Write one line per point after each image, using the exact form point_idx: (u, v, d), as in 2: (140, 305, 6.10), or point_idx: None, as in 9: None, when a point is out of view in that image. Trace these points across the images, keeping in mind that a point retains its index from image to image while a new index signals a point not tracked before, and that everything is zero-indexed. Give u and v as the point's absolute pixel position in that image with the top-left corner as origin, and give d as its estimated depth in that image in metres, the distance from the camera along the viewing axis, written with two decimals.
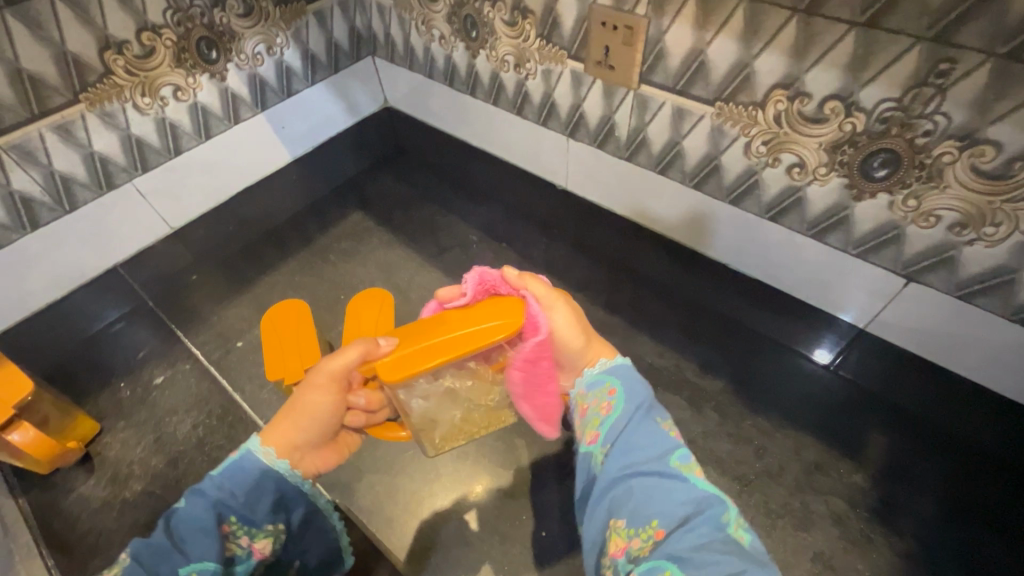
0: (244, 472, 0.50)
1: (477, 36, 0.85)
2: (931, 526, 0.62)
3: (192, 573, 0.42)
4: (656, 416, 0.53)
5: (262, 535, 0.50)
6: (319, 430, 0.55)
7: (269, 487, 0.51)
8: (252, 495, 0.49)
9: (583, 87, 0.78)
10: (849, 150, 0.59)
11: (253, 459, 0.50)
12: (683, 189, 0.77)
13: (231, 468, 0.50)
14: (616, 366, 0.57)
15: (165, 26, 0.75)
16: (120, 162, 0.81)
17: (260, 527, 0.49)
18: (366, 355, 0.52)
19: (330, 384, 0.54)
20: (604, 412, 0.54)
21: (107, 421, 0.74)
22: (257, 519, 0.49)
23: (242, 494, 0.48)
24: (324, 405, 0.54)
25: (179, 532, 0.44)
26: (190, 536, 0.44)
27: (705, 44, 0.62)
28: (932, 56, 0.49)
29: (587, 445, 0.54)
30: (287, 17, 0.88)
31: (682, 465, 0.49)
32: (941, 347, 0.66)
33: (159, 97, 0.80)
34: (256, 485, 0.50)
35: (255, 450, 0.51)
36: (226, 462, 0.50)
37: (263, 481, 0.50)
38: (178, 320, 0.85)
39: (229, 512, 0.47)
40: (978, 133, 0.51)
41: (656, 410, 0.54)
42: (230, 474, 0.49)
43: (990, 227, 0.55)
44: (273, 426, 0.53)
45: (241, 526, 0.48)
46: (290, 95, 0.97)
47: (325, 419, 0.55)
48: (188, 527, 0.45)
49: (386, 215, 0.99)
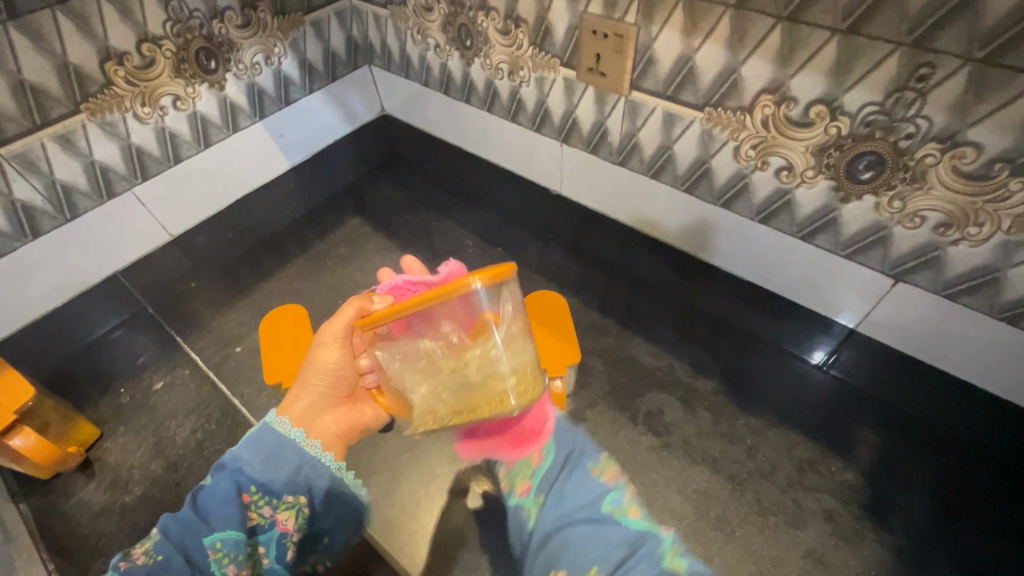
0: (262, 445, 0.51)
1: (471, 45, 0.87)
2: (920, 521, 0.62)
3: (215, 541, 0.44)
4: (588, 460, 0.55)
5: (284, 506, 0.49)
6: (323, 391, 0.58)
7: (286, 456, 0.51)
8: (270, 465, 0.50)
9: (576, 93, 0.79)
10: (835, 152, 0.60)
11: (269, 431, 0.52)
12: (675, 193, 0.79)
13: (250, 442, 0.51)
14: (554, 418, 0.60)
15: (165, 37, 0.77)
16: (120, 170, 0.82)
17: (281, 497, 0.49)
18: (360, 310, 0.58)
19: (333, 341, 0.58)
20: (534, 463, 0.57)
21: (106, 426, 0.75)
22: (278, 488, 0.49)
23: (259, 466, 0.49)
24: (329, 366, 0.58)
25: (202, 504, 0.46)
26: (211, 507, 0.46)
27: (693, 51, 0.63)
28: (912, 61, 0.50)
29: (519, 495, 0.56)
30: (285, 27, 0.90)
31: (614, 508, 0.50)
32: (929, 344, 0.68)
33: (159, 106, 0.81)
34: (273, 456, 0.51)
35: (273, 422, 0.53)
36: (245, 437, 0.52)
37: (279, 450, 0.51)
38: (177, 326, 0.85)
39: (248, 482, 0.48)
40: (958, 135, 0.52)
41: (589, 453, 0.56)
42: (249, 448, 0.51)
43: (974, 227, 0.57)
44: (286, 400, 0.57)
45: (262, 497, 0.48)
46: (288, 103, 0.98)
47: (331, 381, 0.59)
48: (209, 500, 0.47)
49: (383, 220, 1.00)
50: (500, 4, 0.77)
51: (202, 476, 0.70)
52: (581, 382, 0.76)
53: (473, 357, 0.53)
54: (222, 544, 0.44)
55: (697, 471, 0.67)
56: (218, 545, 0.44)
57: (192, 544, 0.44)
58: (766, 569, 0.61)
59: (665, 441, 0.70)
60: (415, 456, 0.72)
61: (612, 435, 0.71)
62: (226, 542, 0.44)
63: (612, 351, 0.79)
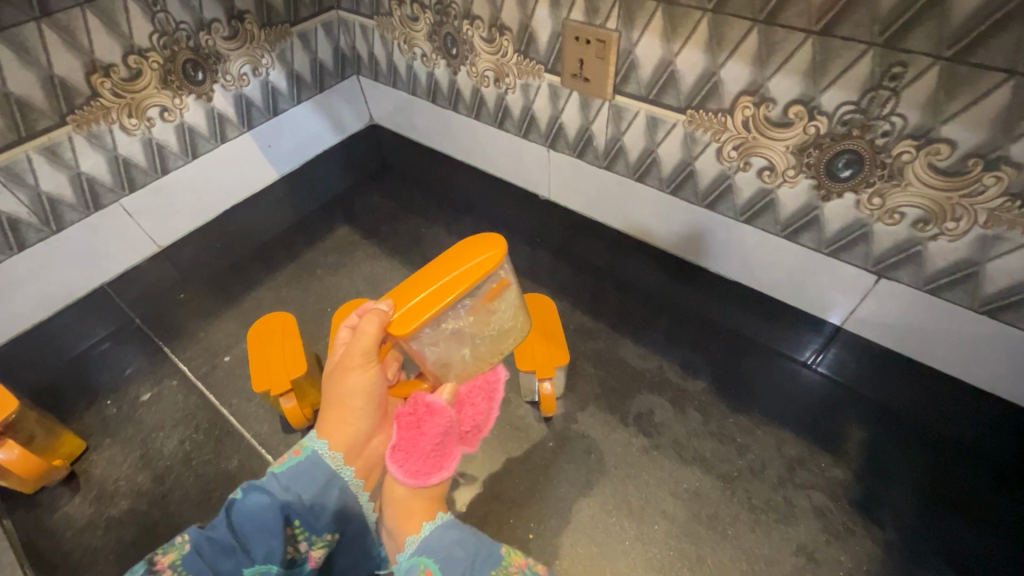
0: (309, 475, 0.56)
1: (457, 53, 0.88)
2: (909, 516, 0.63)
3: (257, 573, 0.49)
4: (486, 566, 0.52)
5: (318, 540, 0.55)
6: (371, 415, 0.59)
7: (332, 490, 0.57)
8: (315, 501, 0.55)
9: (561, 99, 0.80)
10: (815, 152, 0.61)
11: (319, 461, 0.57)
12: (660, 196, 0.80)
13: (297, 468, 0.56)
14: (427, 537, 0.55)
15: (152, 49, 0.77)
16: (107, 182, 0.82)
17: (319, 533, 0.55)
18: (382, 324, 0.53)
19: (365, 364, 0.56)
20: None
21: (92, 438, 0.74)
22: (318, 526, 0.55)
23: (306, 499, 0.55)
24: (369, 390, 0.58)
25: (244, 530, 0.50)
26: (256, 537, 0.50)
27: (673, 55, 0.65)
28: (885, 60, 0.52)
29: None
30: (272, 38, 0.90)
31: None
32: (912, 338, 0.70)
33: (146, 118, 0.82)
34: (322, 488, 0.57)
35: (322, 454, 0.57)
36: (291, 463, 0.56)
37: (328, 487, 0.57)
38: (165, 336, 0.84)
39: (294, 516, 0.53)
40: (932, 132, 0.53)
41: (484, 555, 0.53)
42: (297, 479, 0.55)
43: (951, 222, 0.58)
44: (331, 423, 0.58)
45: (303, 531, 0.54)
46: (276, 114, 0.99)
47: (375, 403, 0.59)
48: (255, 527, 0.51)
49: (371, 227, 1.00)
50: (485, 12, 0.79)
51: (190, 488, 0.69)
52: (571, 385, 0.76)
53: (497, 317, 0.59)
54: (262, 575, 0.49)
55: (688, 472, 0.67)
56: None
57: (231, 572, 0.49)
58: (758, 567, 0.61)
59: (656, 442, 0.70)
60: None
61: (603, 437, 0.71)
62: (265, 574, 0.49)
63: (602, 353, 0.79)
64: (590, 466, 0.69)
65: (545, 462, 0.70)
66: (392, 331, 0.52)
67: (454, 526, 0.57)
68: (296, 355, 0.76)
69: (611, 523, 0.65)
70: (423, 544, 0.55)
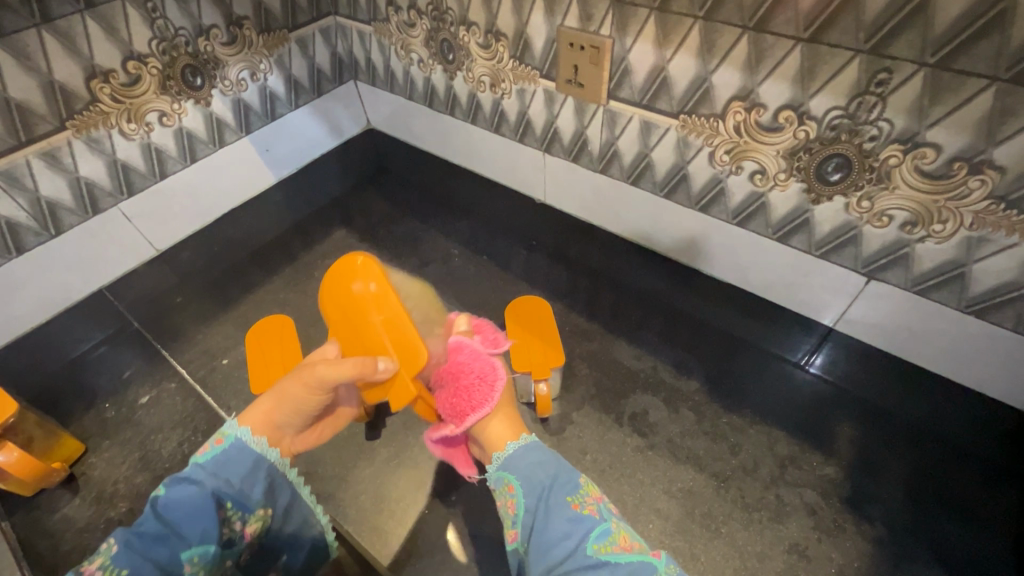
0: (237, 459, 0.56)
1: (454, 59, 0.89)
2: (898, 512, 0.64)
3: (193, 555, 0.48)
4: (561, 493, 0.56)
5: (254, 519, 0.55)
6: (298, 421, 0.63)
7: (260, 470, 0.57)
8: (243, 481, 0.55)
9: (556, 104, 0.81)
10: (804, 156, 0.63)
11: (243, 446, 0.57)
12: (655, 199, 0.81)
13: (223, 456, 0.56)
14: (512, 455, 0.60)
15: (151, 55, 0.78)
16: (106, 186, 0.83)
17: (254, 511, 0.55)
18: (371, 371, 0.63)
19: (317, 389, 0.61)
20: (511, 512, 0.57)
21: (91, 441, 0.74)
22: (248, 504, 0.55)
23: (234, 481, 0.54)
24: (302, 403, 0.62)
25: (175, 517, 0.49)
26: (188, 521, 0.49)
27: (666, 61, 0.66)
28: (871, 66, 0.53)
29: (511, 543, 0.57)
30: (270, 44, 0.91)
31: (600, 546, 0.51)
32: (901, 338, 0.71)
33: (145, 123, 0.82)
34: (251, 469, 0.57)
35: (245, 440, 0.58)
36: (215, 451, 0.56)
37: (256, 469, 0.57)
38: (163, 339, 0.85)
39: (226, 497, 0.53)
40: (918, 136, 0.54)
41: (561, 480, 0.57)
42: (225, 464, 0.55)
43: (938, 225, 0.59)
44: (256, 414, 0.60)
45: (236, 512, 0.53)
46: (274, 118, 1.00)
47: (306, 414, 0.63)
48: (183, 515, 0.49)
49: (369, 230, 1.01)
50: (481, 19, 0.80)
51: None
52: (567, 385, 0.77)
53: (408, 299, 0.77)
54: (199, 558, 0.48)
55: (683, 470, 0.68)
56: (195, 559, 0.48)
57: (167, 560, 0.47)
58: (751, 564, 0.62)
59: (650, 441, 0.71)
60: (402, 463, 0.72)
61: (598, 437, 0.72)
62: (203, 556, 0.48)
63: (597, 354, 0.80)
64: (586, 466, 0.69)
65: None
66: (415, 369, 0.67)
67: (534, 448, 0.61)
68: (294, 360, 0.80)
69: None
70: (507, 460, 0.61)
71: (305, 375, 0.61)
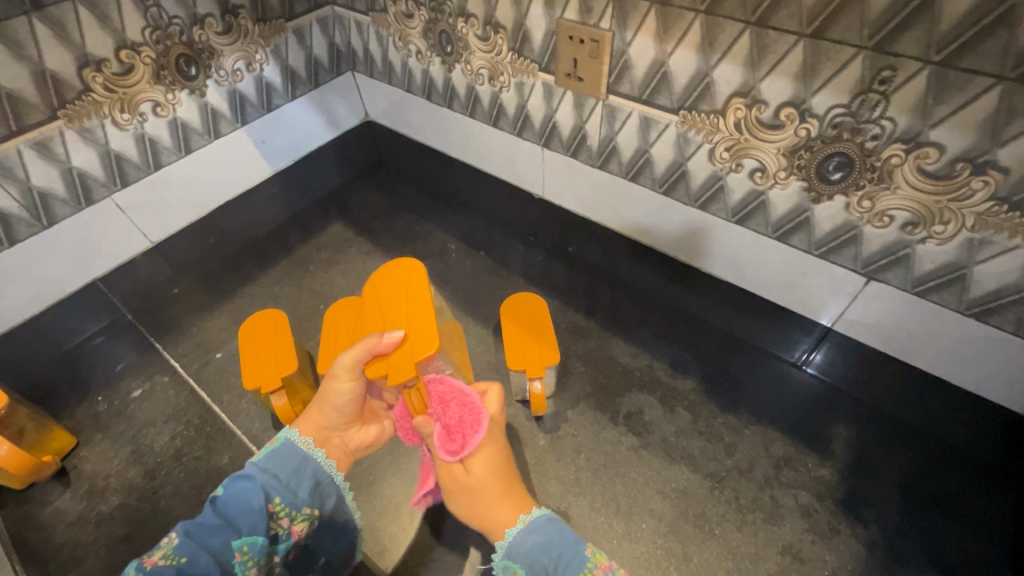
0: (285, 459, 0.58)
1: (452, 51, 0.88)
2: (892, 514, 0.63)
3: (243, 544, 0.49)
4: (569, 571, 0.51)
5: (300, 519, 0.55)
6: (339, 418, 0.64)
7: (306, 471, 0.58)
8: (291, 479, 0.57)
9: (555, 98, 0.80)
10: (806, 154, 0.61)
11: (292, 445, 0.59)
12: (653, 195, 0.80)
13: (272, 456, 0.58)
14: (513, 542, 0.55)
15: (144, 44, 0.77)
16: (99, 177, 0.82)
17: (300, 509, 0.55)
18: (373, 347, 0.62)
19: (344, 374, 0.63)
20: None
21: (83, 434, 0.74)
22: (296, 501, 0.56)
23: (283, 478, 0.56)
24: (337, 399, 0.63)
25: (229, 511, 0.51)
26: (239, 514, 0.51)
27: (666, 56, 0.65)
28: (874, 64, 0.52)
29: None
30: (266, 33, 0.90)
31: None
32: (899, 341, 0.71)
33: (138, 113, 0.81)
34: (297, 470, 0.58)
35: (294, 439, 0.60)
36: (266, 450, 0.58)
37: (302, 467, 0.58)
38: (157, 333, 0.84)
39: (274, 494, 0.54)
40: (921, 137, 0.53)
41: (567, 557, 0.52)
42: (275, 462, 0.57)
43: (939, 226, 0.58)
44: (302, 416, 0.63)
45: (284, 509, 0.54)
46: (270, 110, 0.99)
47: (346, 410, 0.64)
48: (235, 508, 0.52)
49: (365, 224, 1.00)
50: (479, 10, 0.78)
51: (181, 484, 0.69)
52: (561, 383, 0.76)
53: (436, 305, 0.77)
54: (250, 548, 0.50)
55: (676, 470, 0.68)
56: (246, 549, 0.49)
57: (220, 548, 0.49)
58: (744, 565, 0.61)
59: (645, 441, 0.70)
60: (394, 460, 0.72)
61: (592, 437, 0.71)
62: (253, 546, 0.50)
63: (593, 352, 0.79)
64: (580, 464, 0.69)
65: (536, 459, 0.70)
66: (423, 347, 0.64)
67: (535, 529, 0.55)
68: (287, 351, 0.75)
69: (598, 521, 0.65)
70: (509, 547, 0.55)
71: (333, 369, 0.64)
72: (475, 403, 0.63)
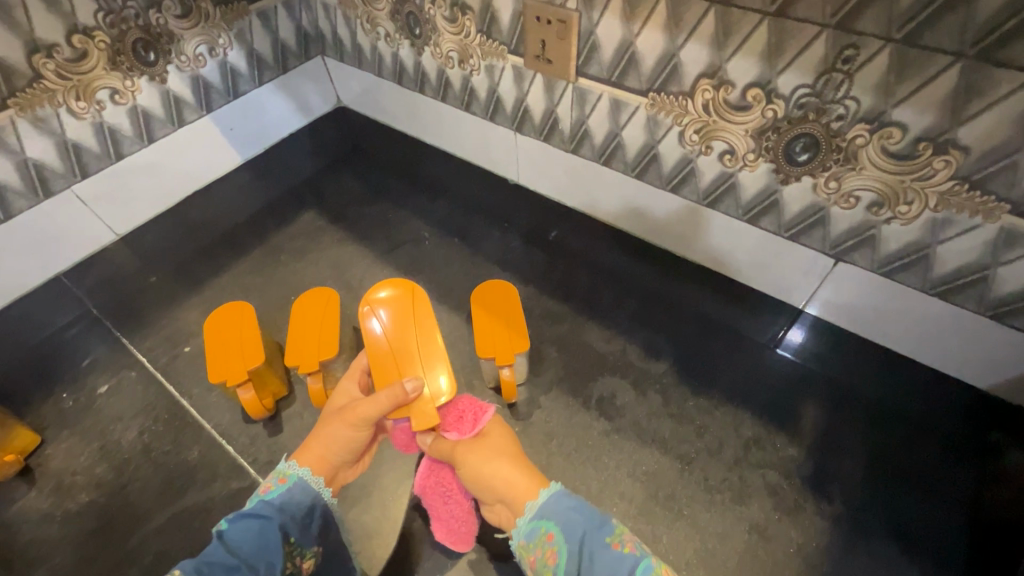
0: (298, 500, 0.54)
1: (421, 33, 0.86)
2: (859, 490, 0.65)
3: None
4: (602, 534, 0.51)
5: (309, 556, 0.51)
6: (351, 456, 0.61)
7: (317, 514, 0.54)
8: (303, 518, 0.52)
9: (525, 81, 0.79)
10: (773, 135, 0.61)
11: (305, 485, 0.55)
12: (627, 179, 0.80)
13: (286, 494, 0.54)
14: (546, 504, 0.54)
15: (97, 28, 0.74)
16: (57, 167, 0.80)
17: (309, 548, 0.51)
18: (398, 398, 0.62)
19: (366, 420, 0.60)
20: (554, 566, 0.51)
21: (48, 431, 0.72)
22: (307, 539, 0.51)
23: (296, 516, 0.52)
24: (355, 440, 0.60)
25: (243, 550, 0.46)
26: (255, 551, 0.46)
27: (634, 36, 0.64)
28: (838, 43, 0.51)
29: None
30: (228, 17, 0.87)
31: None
32: (867, 320, 0.72)
33: (95, 100, 0.78)
34: (308, 508, 0.54)
35: (307, 480, 0.56)
36: (279, 488, 0.54)
37: (313, 508, 0.54)
38: (123, 326, 0.83)
39: (289, 532, 0.50)
40: (885, 116, 0.53)
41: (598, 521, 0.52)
42: (287, 501, 0.53)
43: (904, 206, 0.58)
44: (308, 454, 0.58)
45: (298, 546, 0.50)
46: (237, 96, 0.96)
47: (360, 449, 0.61)
48: (251, 546, 0.46)
49: (337, 212, 0.98)
50: None
51: (150, 479, 0.69)
52: (534, 369, 0.76)
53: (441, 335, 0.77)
54: None
55: (647, 453, 0.68)
56: None
57: None
58: (712, 544, 0.62)
59: (617, 425, 0.71)
60: None
61: (565, 422, 0.71)
62: None
63: (566, 338, 0.79)
64: (552, 450, 0.69)
65: None
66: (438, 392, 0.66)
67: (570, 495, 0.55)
68: (253, 343, 0.73)
69: None
70: (541, 509, 0.54)
71: (352, 413, 0.60)
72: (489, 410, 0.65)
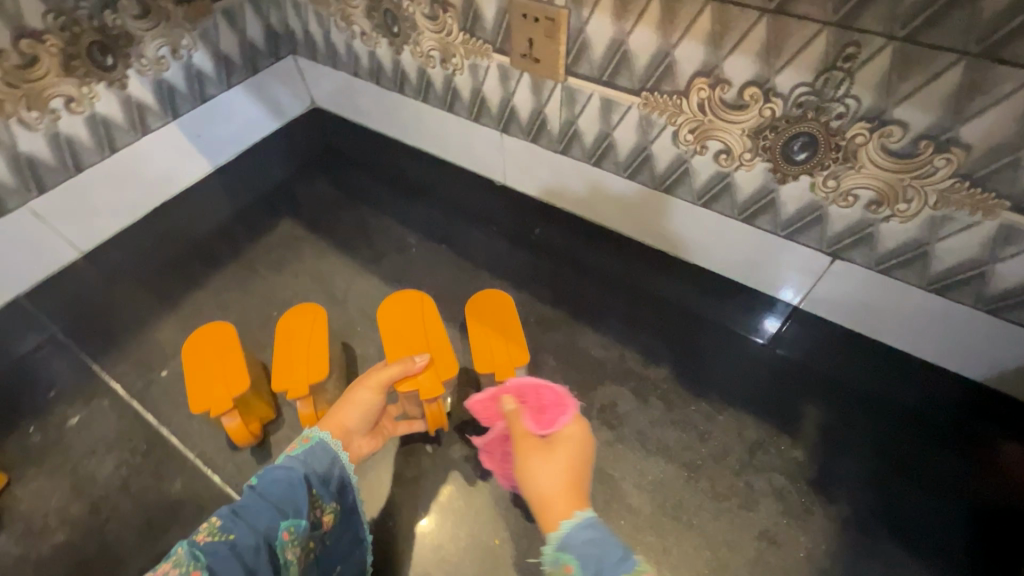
0: (320, 457, 0.54)
1: (399, 31, 0.82)
2: (861, 487, 0.65)
3: (288, 527, 0.46)
4: None
5: (328, 510, 0.53)
6: (366, 425, 0.61)
7: (337, 472, 0.55)
8: (325, 473, 0.54)
9: (511, 81, 0.76)
10: (771, 134, 0.60)
11: (326, 445, 0.55)
12: (618, 179, 0.78)
13: (309, 453, 0.54)
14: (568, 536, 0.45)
15: (48, 31, 0.68)
16: (9, 183, 0.74)
17: (329, 501, 0.53)
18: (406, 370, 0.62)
19: (377, 386, 0.61)
20: None
21: (14, 470, 0.67)
22: (327, 493, 0.53)
23: (319, 471, 0.53)
24: (368, 407, 0.60)
25: (272, 494, 0.48)
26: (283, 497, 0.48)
27: (625, 34, 0.62)
28: (839, 40, 0.50)
29: None
30: (191, 16, 0.81)
31: None
32: (861, 315, 0.72)
33: (49, 110, 0.73)
34: (329, 465, 0.54)
35: (328, 439, 0.56)
36: (302, 447, 0.54)
37: (333, 465, 0.55)
38: (92, 352, 0.77)
39: (312, 484, 0.51)
40: (886, 114, 0.52)
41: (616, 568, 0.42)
42: (311, 458, 0.54)
43: (903, 204, 0.58)
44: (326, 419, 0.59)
45: (319, 497, 0.52)
46: (204, 100, 0.91)
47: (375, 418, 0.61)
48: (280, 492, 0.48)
49: (318, 221, 0.94)
50: None
51: (130, 515, 0.64)
52: None
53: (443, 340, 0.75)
54: (294, 530, 0.47)
55: (652, 462, 0.67)
56: (292, 530, 0.46)
57: (267, 528, 0.45)
58: (721, 553, 0.62)
59: (619, 434, 0.69)
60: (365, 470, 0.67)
61: None
62: (298, 527, 0.47)
63: (564, 345, 0.77)
64: None
65: None
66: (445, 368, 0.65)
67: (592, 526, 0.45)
68: (235, 366, 0.68)
69: None
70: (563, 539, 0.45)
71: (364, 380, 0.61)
72: (570, 414, 0.55)
